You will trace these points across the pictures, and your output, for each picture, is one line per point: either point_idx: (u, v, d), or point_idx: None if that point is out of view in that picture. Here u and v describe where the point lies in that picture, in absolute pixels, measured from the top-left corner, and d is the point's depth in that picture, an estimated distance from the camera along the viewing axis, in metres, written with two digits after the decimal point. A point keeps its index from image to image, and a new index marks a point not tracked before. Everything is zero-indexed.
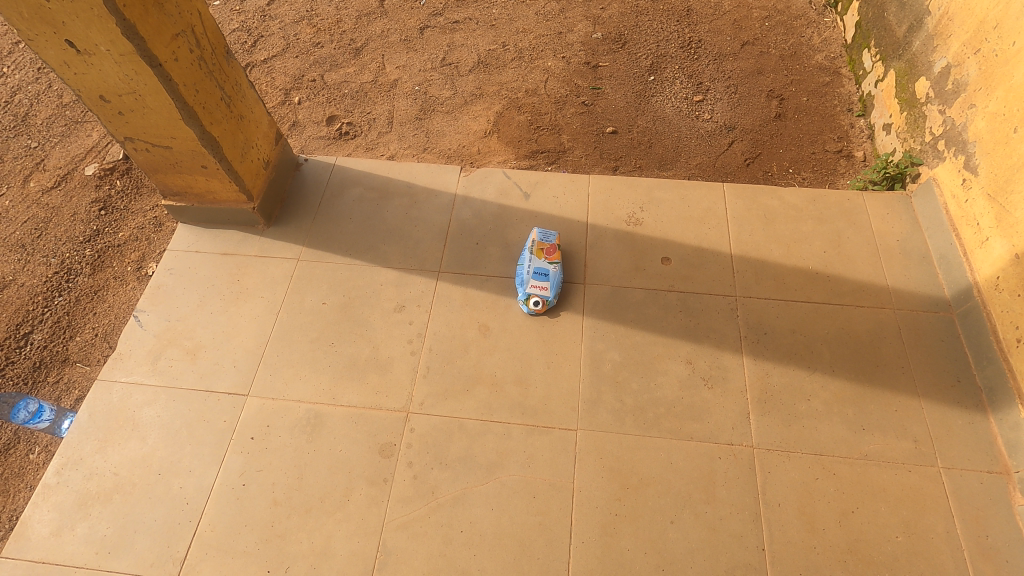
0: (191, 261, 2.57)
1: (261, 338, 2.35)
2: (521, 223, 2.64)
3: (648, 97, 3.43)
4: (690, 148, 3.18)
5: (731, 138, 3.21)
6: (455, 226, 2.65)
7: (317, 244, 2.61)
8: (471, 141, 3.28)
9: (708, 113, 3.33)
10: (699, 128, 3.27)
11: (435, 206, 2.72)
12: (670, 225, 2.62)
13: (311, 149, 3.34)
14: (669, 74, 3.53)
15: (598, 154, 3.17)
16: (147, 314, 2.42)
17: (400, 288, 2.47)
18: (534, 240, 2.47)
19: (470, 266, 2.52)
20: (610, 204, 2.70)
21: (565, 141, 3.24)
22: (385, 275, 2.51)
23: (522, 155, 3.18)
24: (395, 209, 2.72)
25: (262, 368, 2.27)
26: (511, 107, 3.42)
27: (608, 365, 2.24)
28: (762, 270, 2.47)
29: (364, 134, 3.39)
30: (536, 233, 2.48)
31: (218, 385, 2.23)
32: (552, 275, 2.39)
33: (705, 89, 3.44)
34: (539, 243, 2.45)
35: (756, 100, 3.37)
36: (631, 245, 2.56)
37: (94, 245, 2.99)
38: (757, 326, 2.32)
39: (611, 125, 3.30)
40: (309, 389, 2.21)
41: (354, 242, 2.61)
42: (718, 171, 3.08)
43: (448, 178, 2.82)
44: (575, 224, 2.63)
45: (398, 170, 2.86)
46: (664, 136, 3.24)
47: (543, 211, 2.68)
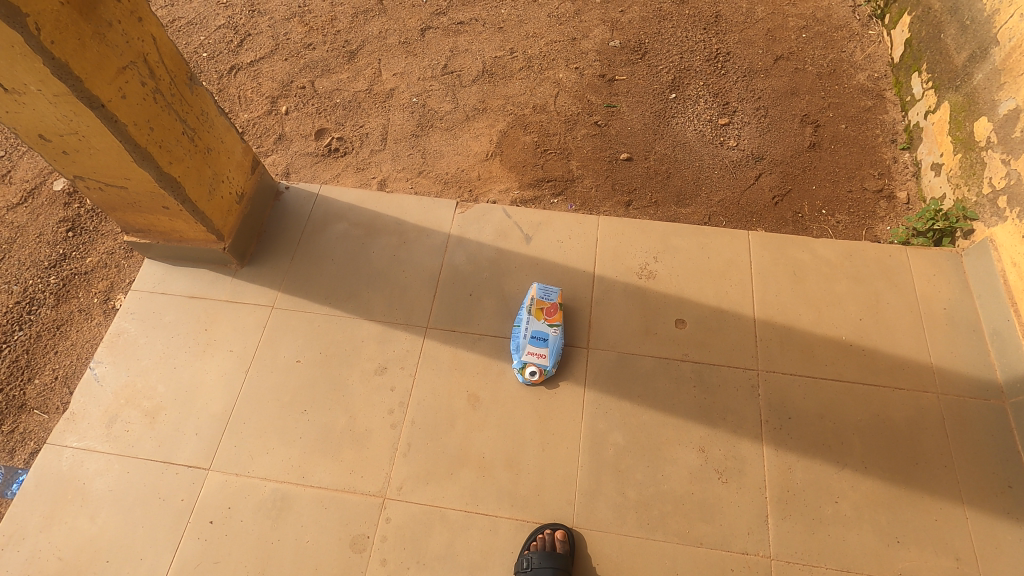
0: (156, 304, 2.33)
1: (227, 401, 2.12)
2: (520, 272, 2.37)
3: (669, 118, 3.10)
4: (712, 181, 2.88)
5: (758, 171, 2.89)
6: (446, 273, 2.38)
7: (294, 289, 2.36)
8: (471, 164, 2.99)
9: (733, 139, 3.01)
10: (723, 157, 2.95)
11: (426, 246, 2.45)
12: (686, 280, 2.34)
13: (296, 167, 3.07)
14: (693, 92, 3.19)
15: (610, 185, 2.87)
16: (105, 366, 2.20)
17: (383, 346, 2.22)
18: (532, 297, 2.21)
19: (462, 321, 2.27)
20: (620, 251, 2.41)
21: (574, 168, 2.93)
22: (367, 329, 2.26)
23: (526, 184, 2.89)
24: (382, 250, 2.45)
25: (226, 437, 2.05)
26: (517, 126, 3.11)
27: (610, 449, 2.00)
28: (788, 339, 2.19)
29: (355, 152, 3.10)
30: (534, 288, 2.22)
31: (177, 455, 2.02)
32: (551, 340, 2.13)
33: (732, 111, 3.11)
34: (538, 300, 2.20)
35: (788, 126, 3.03)
36: (642, 303, 2.29)
37: (59, 271, 2.76)
38: (780, 408, 2.06)
39: (626, 150, 2.99)
40: (276, 464, 2.00)
41: (335, 288, 2.36)
42: (743, 210, 2.77)
43: (442, 215, 2.54)
44: (581, 275, 2.36)
45: (387, 203, 2.58)
46: (683, 166, 2.93)
47: (545, 257, 2.40)
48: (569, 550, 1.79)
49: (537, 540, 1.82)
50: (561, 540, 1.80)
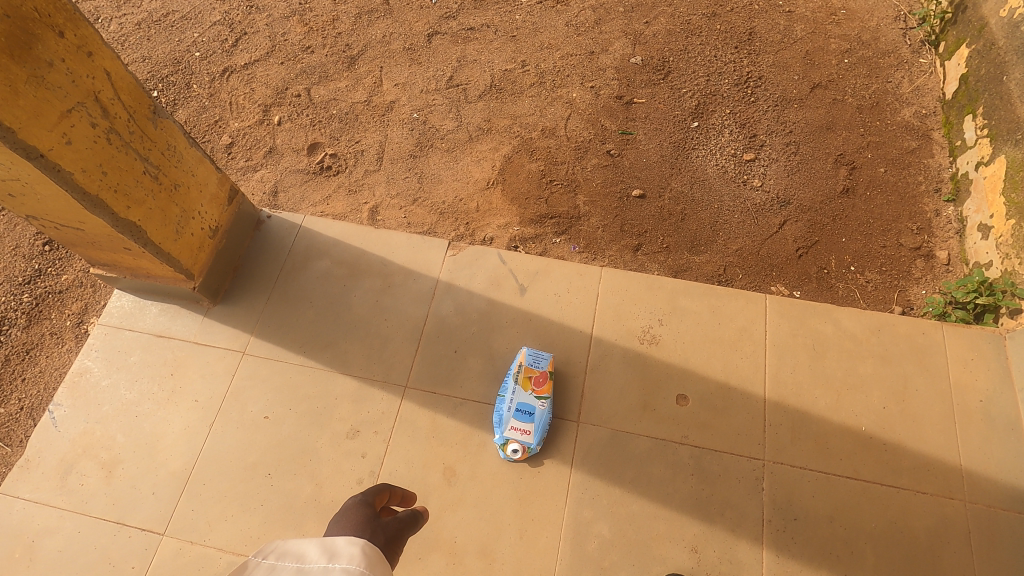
0: (122, 342, 2.20)
1: (188, 458, 1.99)
2: (511, 329, 2.18)
3: (688, 150, 2.84)
4: (731, 226, 2.63)
5: (783, 217, 2.63)
6: (431, 325, 2.20)
7: (268, 334, 2.20)
8: (470, 193, 2.77)
9: (758, 179, 2.74)
10: (745, 199, 2.69)
11: (412, 292, 2.27)
12: (692, 349, 2.13)
13: (285, 185, 2.88)
14: (717, 121, 2.91)
15: (618, 225, 2.64)
16: (65, 409, 2.08)
17: (357, 406, 2.06)
18: (520, 363, 2.03)
19: (444, 382, 2.09)
20: (622, 310, 2.21)
21: (580, 203, 2.70)
22: (341, 384, 2.10)
23: (527, 219, 2.68)
24: (365, 294, 2.28)
25: (184, 499, 1.92)
26: (523, 151, 2.88)
27: (593, 542, 1.83)
28: (801, 426, 1.98)
29: (348, 171, 2.90)
30: (523, 353, 2.05)
31: (132, 516, 1.90)
32: (538, 415, 1.95)
33: (759, 145, 2.83)
34: (526, 368, 2.02)
35: (820, 166, 2.75)
36: (641, 373, 2.09)
37: (33, 288, 2.64)
38: (786, 507, 1.86)
39: (639, 185, 2.74)
40: (234, 534, 1.87)
41: (312, 335, 2.20)
42: (762, 262, 2.53)
43: (432, 257, 2.35)
44: (577, 337, 2.16)
45: (374, 240, 2.40)
46: (700, 207, 2.69)
47: (539, 313, 2.21)
48: None
49: None
50: None
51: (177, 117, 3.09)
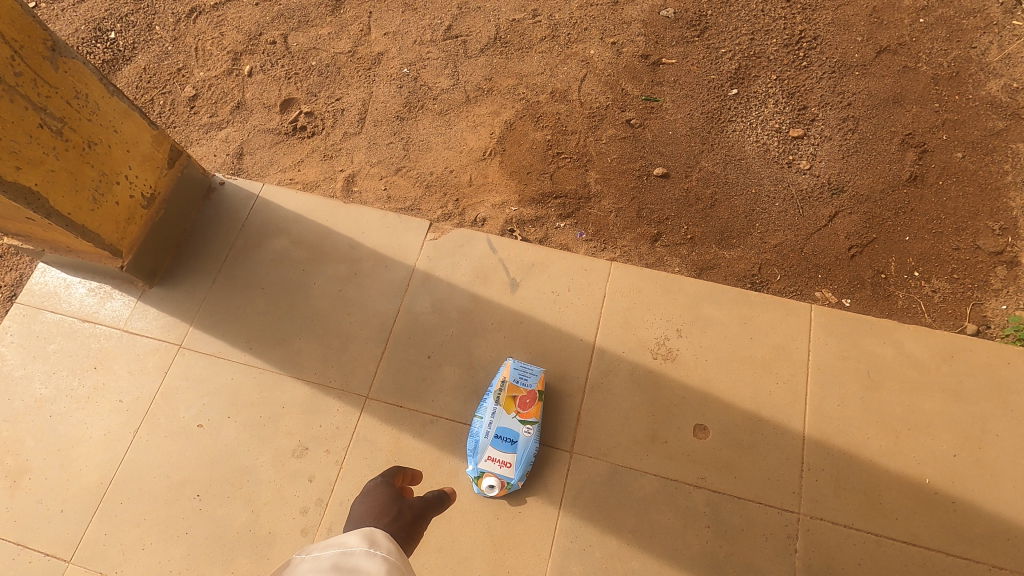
0: (41, 326, 1.87)
1: (106, 470, 1.68)
2: (497, 334, 1.82)
3: (724, 122, 2.38)
4: (770, 215, 2.20)
5: (834, 208, 2.19)
6: (402, 324, 1.84)
7: (210, 325, 1.86)
8: (463, 164, 2.37)
9: (806, 160, 2.29)
10: (789, 184, 2.25)
11: (383, 283, 1.90)
12: (716, 369, 1.74)
13: (252, 147, 2.50)
14: (760, 88, 2.44)
15: (635, 209, 2.22)
16: None
17: (308, 418, 1.73)
18: (504, 379, 1.68)
19: (413, 395, 1.75)
20: (633, 317, 1.82)
21: (591, 181, 2.29)
22: (291, 391, 1.76)
23: (528, 198, 2.27)
24: (326, 282, 1.92)
25: (97, 520, 1.62)
26: (528, 117, 2.45)
27: None
28: (846, 473, 1.60)
29: (325, 133, 2.51)
30: (508, 367, 1.70)
31: (35, 538, 1.61)
32: (522, 444, 1.61)
33: (809, 119, 2.37)
34: (510, 385, 1.67)
35: (883, 147, 2.29)
36: (652, 395, 1.71)
37: None
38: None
39: (662, 162, 2.31)
40: (152, 567, 1.57)
41: (261, 329, 1.85)
42: (806, 261, 2.10)
43: (409, 241, 1.97)
44: (576, 347, 1.79)
45: (343, 217, 2.02)
46: (734, 191, 2.25)
47: (532, 316, 1.84)
48: None
49: None
50: None
51: (136, 63, 2.71)
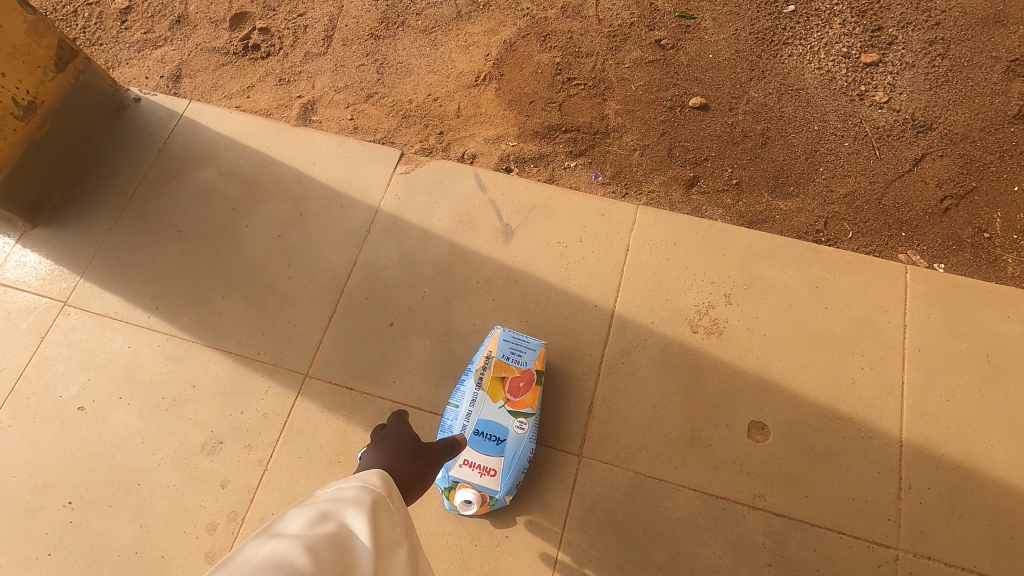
0: None
1: None
2: (484, 297, 1.36)
3: (777, 45, 1.89)
4: (838, 158, 1.72)
5: (921, 149, 1.72)
6: (357, 281, 1.39)
7: (107, 278, 1.42)
8: (450, 91, 1.89)
9: (882, 91, 1.81)
10: (861, 120, 1.77)
11: (336, 228, 1.45)
12: (778, 349, 1.28)
13: (192, 69, 2.01)
14: (824, 3, 1.94)
15: (666, 147, 1.75)
16: None
17: (226, 402, 1.29)
18: (489, 354, 1.23)
19: (368, 374, 1.30)
20: (665, 277, 1.36)
21: (610, 113, 1.81)
22: (206, 366, 1.32)
23: (530, 132, 1.80)
24: (262, 226, 1.46)
25: None
26: (532, 36, 1.96)
27: None
28: (961, 495, 1.15)
29: (283, 54, 2.01)
30: (495, 339, 1.25)
31: None
32: (511, 444, 1.17)
33: (887, 41, 1.88)
34: (497, 363, 1.23)
35: (981, 75, 1.80)
36: (690, 381, 1.26)
37: None
38: None
39: (699, 92, 1.83)
40: None
41: (172, 285, 1.41)
42: (885, 215, 1.64)
43: (372, 176, 1.51)
44: (588, 315, 1.33)
45: (289, 144, 1.56)
46: (791, 127, 1.78)
47: (531, 274, 1.38)
48: None
49: None
50: None
51: None
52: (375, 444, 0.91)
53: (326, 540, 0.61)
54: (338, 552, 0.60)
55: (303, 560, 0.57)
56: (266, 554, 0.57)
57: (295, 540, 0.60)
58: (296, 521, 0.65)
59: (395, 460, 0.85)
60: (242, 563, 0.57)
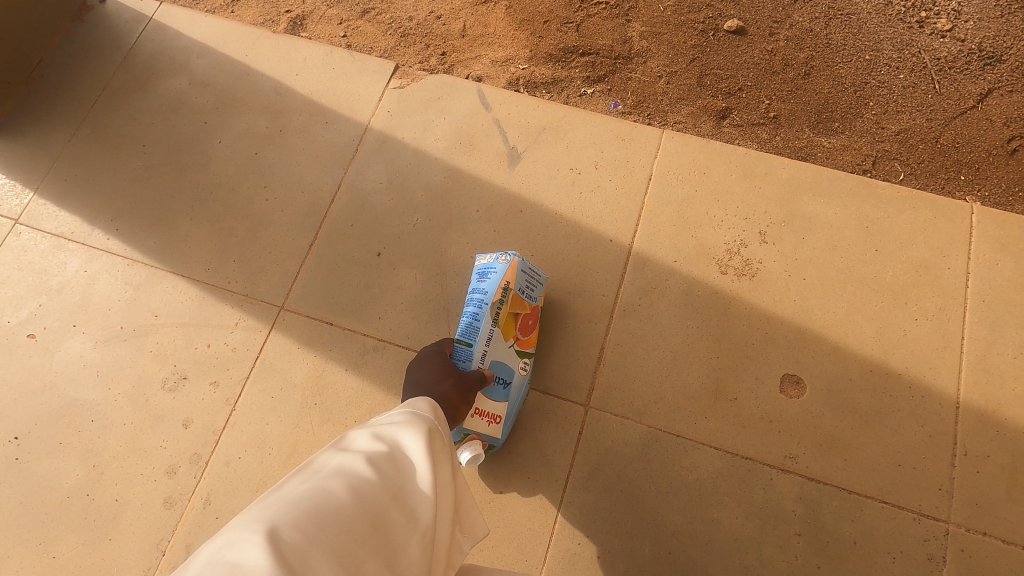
0: None
1: None
2: (484, 227, 1.20)
3: None
4: (892, 92, 1.52)
5: (988, 83, 1.51)
6: (343, 205, 1.23)
7: (61, 193, 1.26)
8: (456, 8, 1.66)
9: (946, 18, 1.58)
10: (920, 50, 1.56)
11: (320, 147, 1.28)
12: (818, 293, 1.12)
13: None
14: None
15: (695, 75, 1.55)
16: None
17: (190, 334, 1.15)
18: (507, 287, 0.99)
19: (350, 309, 1.15)
20: (692, 211, 1.19)
21: (634, 35, 1.60)
22: (171, 295, 1.18)
23: (543, 55, 1.60)
24: (238, 143, 1.30)
25: None
26: None
27: None
28: None
29: None
30: (512, 268, 1.00)
31: None
32: (517, 387, 1.01)
33: None
34: (515, 298, 0.99)
35: None
36: (717, 328, 1.10)
37: None
38: None
39: (736, 14, 1.62)
40: None
41: (135, 203, 1.25)
42: (943, 155, 1.45)
43: (362, 90, 1.33)
44: (602, 251, 1.17)
45: (270, 53, 1.38)
46: (839, 56, 1.57)
47: (538, 202, 1.22)
48: None
49: None
50: None
51: None
52: (413, 367, 0.94)
53: (386, 457, 0.57)
54: (397, 467, 0.57)
55: (360, 477, 0.54)
56: (327, 466, 0.55)
57: (354, 455, 0.57)
58: (363, 432, 0.61)
59: (438, 384, 0.87)
60: (306, 472, 0.55)
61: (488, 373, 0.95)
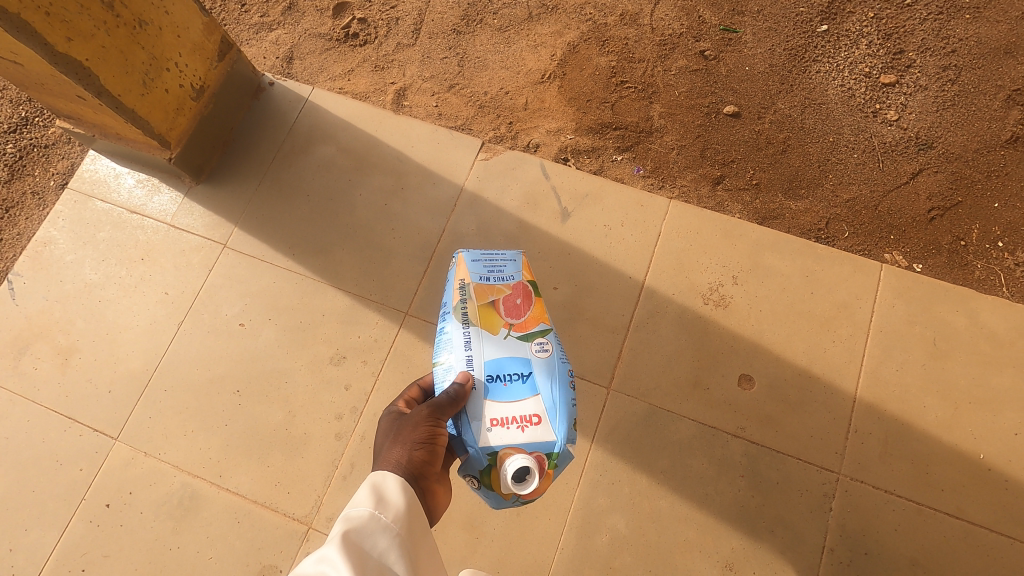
0: (91, 214, 1.88)
1: (151, 359, 1.73)
2: (543, 263, 1.75)
3: (807, 61, 2.16)
4: (846, 167, 2.03)
5: (919, 164, 2.01)
6: (447, 243, 1.79)
7: (254, 227, 1.84)
8: (519, 86, 2.20)
9: (894, 110, 2.09)
10: (872, 135, 2.06)
11: (429, 200, 1.84)
12: (769, 319, 1.65)
13: (302, 52, 2.32)
14: (854, 26, 2.19)
15: (699, 149, 2.07)
16: (23, 281, 1.82)
17: (346, 328, 1.72)
18: (465, 285, 1.23)
19: None
20: (687, 259, 1.73)
21: (654, 114, 2.13)
22: (332, 301, 1.75)
23: (585, 127, 2.13)
24: (372, 194, 1.87)
25: (142, 404, 1.69)
26: (592, 40, 2.25)
27: (605, 537, 1.50)
28: (897, 440, 1.53)
29: (378, 43, 2.31)
30: (463, 269, 1.26)
31: (84, 414, 1.69)
32: (539, 379, 1.13)
33: (906, 65, 2.13)
34: (479, 291, 1.22)
35: (984, 102, 2.07)
36: (699, 340, 1.64)
37: (17, 139, 2.31)
38: (857, 539, 1.47)
39: (734, 100, 2.13)
40: (191, 452, 1.64)
41: (303, 236, 1.83)
42: (880, 219, 1.95)
43: (458, 159, 1.89)
44: (623, 284, 1.72)
45: (392, 128, 1.95)
46: (810, 137, 2.07)
47: (581, 246, 1.76)
48: None
49: None
50: None
51: None
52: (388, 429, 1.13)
53: None
54: None
55: None
56: None
57: None
58: None
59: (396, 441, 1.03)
60: None
61: (470, 375, 1.11)
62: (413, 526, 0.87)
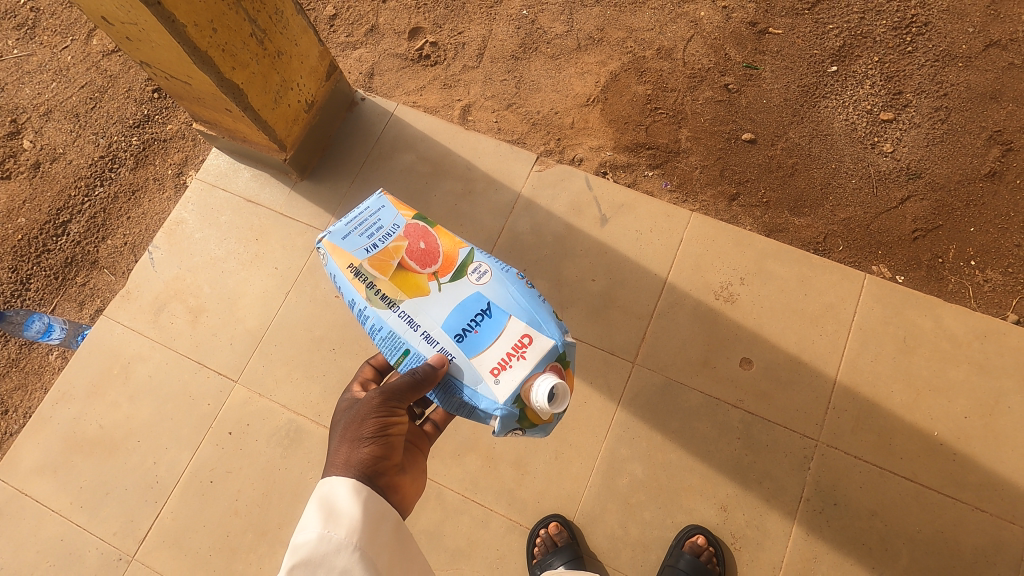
0: (215, 200, 2.31)
1: (264, 320, 2.15)
2: (585, 259, 2.13)
3: (818, 98, 2.51)
4: (844, 191, 2.38)
5: (907, 191, 2.35)
6: (505, 239, 2.19)
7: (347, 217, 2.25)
8: (567, 107, 2.58)
9: (890, 143, 2.42)
10: (869, 164, 2.40)
11: (492, 203, 2.23)
12: (768, 314, 2.02)
13: (382, 69, 2.71)
14: (860, 68, 2.54)
15: (719, 169, 2.44)
16: (161, 252, 2.25)
17: None
18: (359, 271, 1.39)
19: None
20: (703, 262, 2.10)
21: (682, 138, 2.49)
22: None
23: (623, 145, 2.50)
24: (444, 195, 2.26)
25: (257, 356, 2.11)
26: (632, 70, 2.62)
27: (625, 480, 1.88)
28: (866, 417, 1.89)
29: (447, 64, 2.69)
30: (343, 258, 1.41)
31: (211, 360, 2.11)
32: (494, 300, 1.35)
33: (902, 104, 2.47)
34: (378, 266, 1.39)
35: (968, 139, 2.40)
36: (709, 329, 2.01)
37: (141, 133, 2.75)
38: (828, 492, 1.83)
39: (751, 129, 2.49)
40: (296, 395, 2.05)
41: None
42: (870, 237, 2.30)
43: (517, 170, 2.28)
44: (650, 280, 2.09)
45: (462, 141, 2.34)
46: (815, 164, 2.42)
47: (616, 247, 2.14)
48: (569, 536, 1.81)
49: (538, 546, 1.81)
50: (556, 533, 1.81)
51: None
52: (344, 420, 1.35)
53: None
54: None
55: None
56: None
57: None
58: None
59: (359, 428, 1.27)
60: None
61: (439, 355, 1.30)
62: (365, 529, 1.09)
